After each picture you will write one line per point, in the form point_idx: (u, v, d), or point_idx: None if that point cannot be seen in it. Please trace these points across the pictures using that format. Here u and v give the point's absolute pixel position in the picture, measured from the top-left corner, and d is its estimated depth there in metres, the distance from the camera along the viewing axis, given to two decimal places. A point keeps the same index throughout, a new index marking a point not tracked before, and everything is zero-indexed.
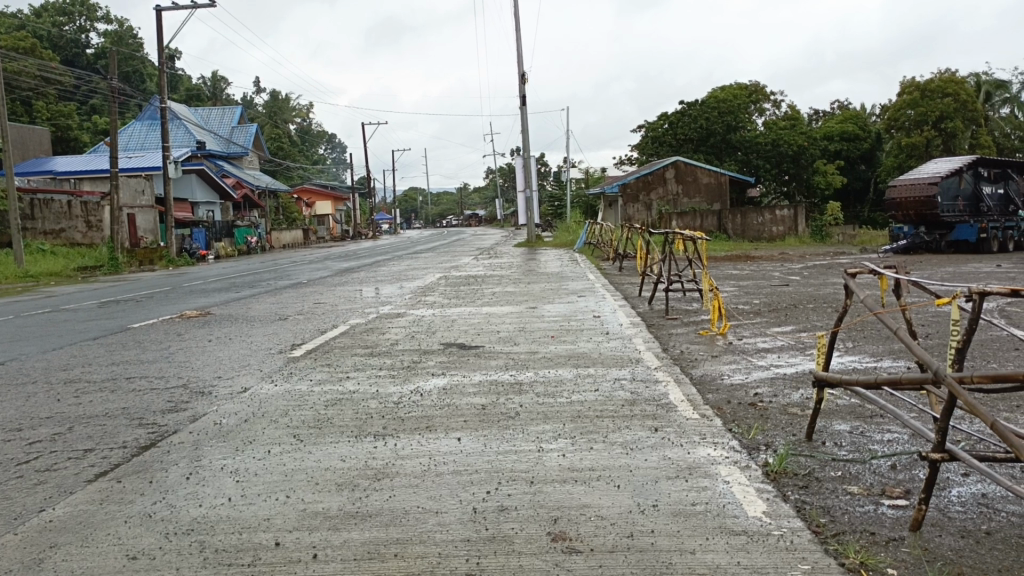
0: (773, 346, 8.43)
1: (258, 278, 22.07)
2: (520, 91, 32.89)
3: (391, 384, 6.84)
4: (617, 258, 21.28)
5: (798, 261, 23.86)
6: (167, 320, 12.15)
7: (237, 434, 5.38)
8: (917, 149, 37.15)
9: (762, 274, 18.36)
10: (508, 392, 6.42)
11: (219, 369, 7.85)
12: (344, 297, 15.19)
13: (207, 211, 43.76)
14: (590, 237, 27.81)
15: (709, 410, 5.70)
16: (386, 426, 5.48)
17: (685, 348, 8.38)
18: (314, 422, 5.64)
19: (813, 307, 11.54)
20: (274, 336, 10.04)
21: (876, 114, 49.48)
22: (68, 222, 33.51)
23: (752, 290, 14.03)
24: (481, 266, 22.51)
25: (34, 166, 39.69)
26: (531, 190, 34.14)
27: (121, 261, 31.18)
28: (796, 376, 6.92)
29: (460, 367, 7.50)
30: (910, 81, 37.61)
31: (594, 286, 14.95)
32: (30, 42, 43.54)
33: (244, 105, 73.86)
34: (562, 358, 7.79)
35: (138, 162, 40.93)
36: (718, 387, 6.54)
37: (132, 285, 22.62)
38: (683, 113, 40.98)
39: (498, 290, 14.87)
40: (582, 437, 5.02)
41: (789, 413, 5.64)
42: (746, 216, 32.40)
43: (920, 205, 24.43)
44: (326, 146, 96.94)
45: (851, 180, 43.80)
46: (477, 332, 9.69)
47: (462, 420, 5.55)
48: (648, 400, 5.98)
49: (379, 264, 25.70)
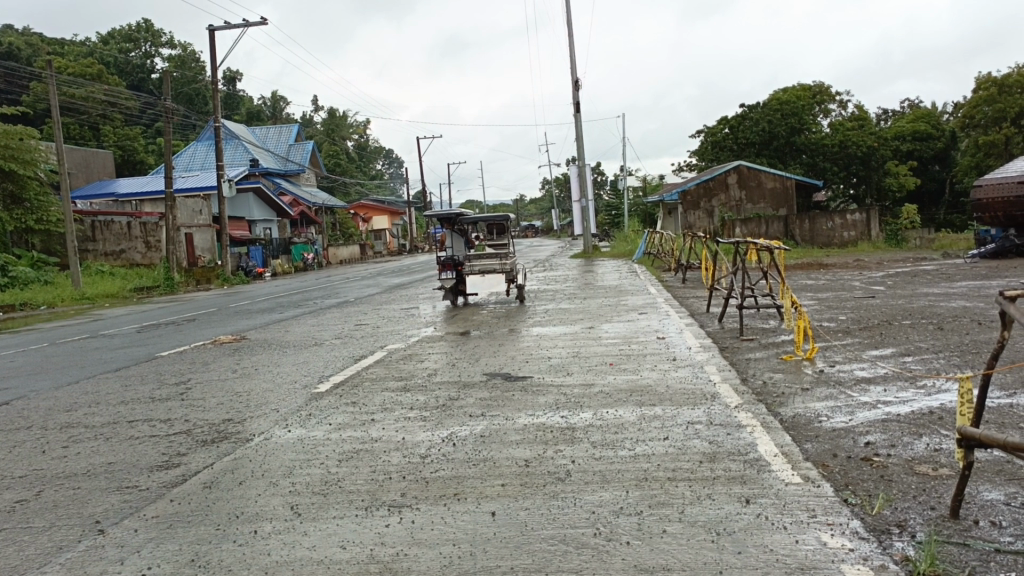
0: (875, 375, 7.12)
1: (308, 297, 21.39)
2: (573, 98, 31.87)
3: (420, 431, 5.77)
4: (678, 269, 20.10)
5: (876, 267, 22.27)
6: (197, 347, 11.34)
7: (223, 506, 4.36)
8: (994, 147, 34.84)
9: (840, 284, 16.99)
10: (558, 441, 5.29)
11: (232, 410, 6.86)
12: (390, 316, 14.33)
13: (265, 229, 44.20)
14: (649, 246, 26.57)
15: (813, 471, 4.47)
16: (405, 493, 4.38)
17: (768, 378, 7.14)
18: (323, 484, 4.62)
19: (909, 324, 10.16)
20: (304, 367, 9.10)
21: (950, 113, 46.97)
22: (127, 243, 33.55)
23: (834, 304, 12.69)
24: (537, 280, 21.51)
25: (97, 188, 40.00)
26: (588, 200, 32.89)
27: (176, 281, 30.97)
28: (914, 418, 5.61)
29: (504, 406, 6.38)
30: (986, 76, 35.29)
31: (656, 300, 13.82)
32: (96, 68, 44.37)
33: (302, 124, 74.59)
34: (623, 394, 6.60)
35: (195, 182, 41.08)
36: (817, 434, 5.29)
37: (183, 306, 22.16)
38: (743, 116, 39.51)
39: (553, 307, 13.85)
40: (650, 513, 3.88)
41: (919, 473, 4.44)
42: (814, 220, 30.84)
43: (1009, 205, 22.38)
44: (383, 162, 97.44)
45: (925, 182, 41.53)
46: (526, 359, 8.58)
47: (500, 486, 4.42)
48: (730, 455, 4.78)
49: (432, 279, 24.94)
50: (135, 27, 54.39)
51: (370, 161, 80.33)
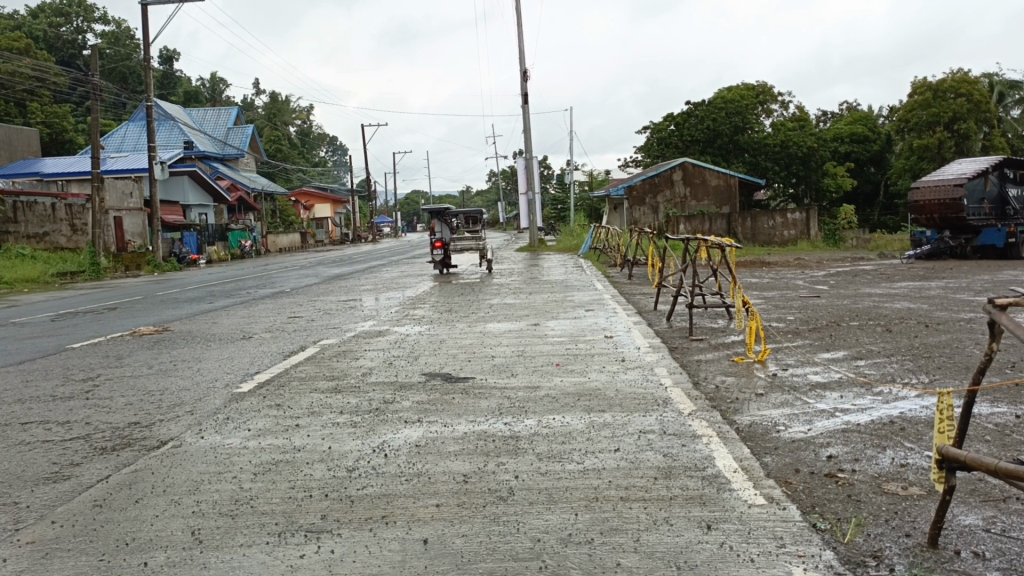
0: (830, 380, 6.84)
1: (241, 286, 20.53)
2: (520, 88, 31.40)
3: (349, 439, 5.24)
4: (624, 264, 19.90)
5: (817, 267, 22.42)
6: (114, 340, 10.58)
7: (113, 530, 3.82)
8: (928, 151, 35.52)
9: (784, 282, 16.97)
10: (500, 453, 4.83)
11: (139, 413, 6.24)
12: (326, 308, 13.73)
13: (200, 214, 42.80)
14: (594, 241, 26.34)
15: (777, 490, 4.11)
16: (326, 515, 3.88)
17: (720, 383, 6.79)
18: (233, 503, 4.08)
19: (857, 325, 10.00)
20: (228, 363, 8.47)
21: (886, 116, 47.93)
22: (51, 225, 32.01)
23: (781, 303, 12.53)
24: (481, 273, 21.07)
25: (21, 167, 38.23)
26: (533, 192, 32.43)
27: (103, 266, 29.68)
28: (876, 428, 5.30)
29: (442, 412, 5.89)
30: (922, 81, 35.92)
31: (603, 296, 13.51)
32: (24, 42, 42.31)
33: (242, 109, 72.65)
34: (571, 398, 6.17)
35: (127, 163, 39.60)
36: (777, 446, 4.94)
37: (108, 293, 21.10)
38: (688, 113, 39.51)
39: (497, 301, 13.41)
40: (602, 542, 3.47)
41: (889, 493, 4.11)
42: (756, 219, 30.86)
43: (945, 208, 22.51)
44: (326, 149, 95.83)
45: (860, 183, 42.29)
46: (467, 357, 8.12)
47: (434, 506, 3.96)
48: (686, 471, 4.39)
49: (373, 270, 24.27)
50: (67, 1, 52.06)
51: (312, 148, 78.64)
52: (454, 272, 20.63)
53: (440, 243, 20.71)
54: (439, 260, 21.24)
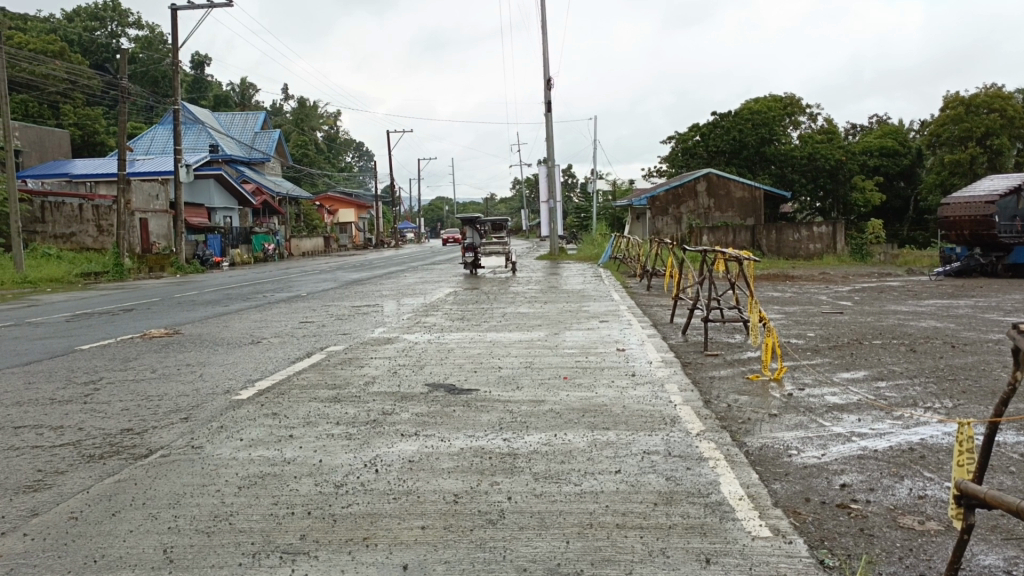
0: (847, 402, 6.56)
1: (259, 290, 20.48)
2: (545, 97, 31.25)
3: (342, 453, 5.05)
4: (644, 274, 19.63)
5: (843, 282, 22.01)
6: (123, 341, 10.50)
7: (83, 546, 3.65)
8: (960, 166, 34.86)
9: (807, 297, 16.63)
10: (495, 471, 4.62)
11: (134, 419, 6.10)
12: (339, 314, 13.60)
13: (224, 217, 43.05)
14: (616, 251, 26.07)
15: (784, 521, 3.87)
16: (305, 536, 3.69)
17: (732, 402, 6.53)
18: (212, 520, 3.91)
19: (880, 344, 9.68)
20: (231, 368, 8.32)
21: (917, 130, 47.27)
22: (78, 226, 32.22)
23: (802, 319, 12.21)
24: (499, 281, 20.88)
25: (51, 168, 38.65)
26: (555, 201, 32.14)
27: (126, 267, 29.79)
28: (894, 455, 5.02)
29: (440, 425, 5.70)
30: (954, 95, 35.35)
31: (619, 308, 13.28)
32: (59, 45, 42.88)
33: (270, 114, 73.19)
34: (575, 414, 5.95)
35: (154, 166, 39.95)
36: (787, 472, 4.69)
37: (128, 294, 21.14)
38: (715, 124, 39.20)
39: (511, 310, 13.20)
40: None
41: (905, 527, 3.85)
42: (781, 232, 30.40)
43: (975, 224, 21.98)
44: (352, 155, 96.34)
45: (890, 197, 41.66)
46: (473, 368, 7.92)
47: (419, 529, 3.76)
48: (688, 497, 4.16)
49: (392, 277, 24.14)
50: (102, 5, 52.72)
51: (338, 153, 78.99)
52: (485, 274, 23.00)
53: (472, 247, 23.02)
54: (469, 262, 22.81)
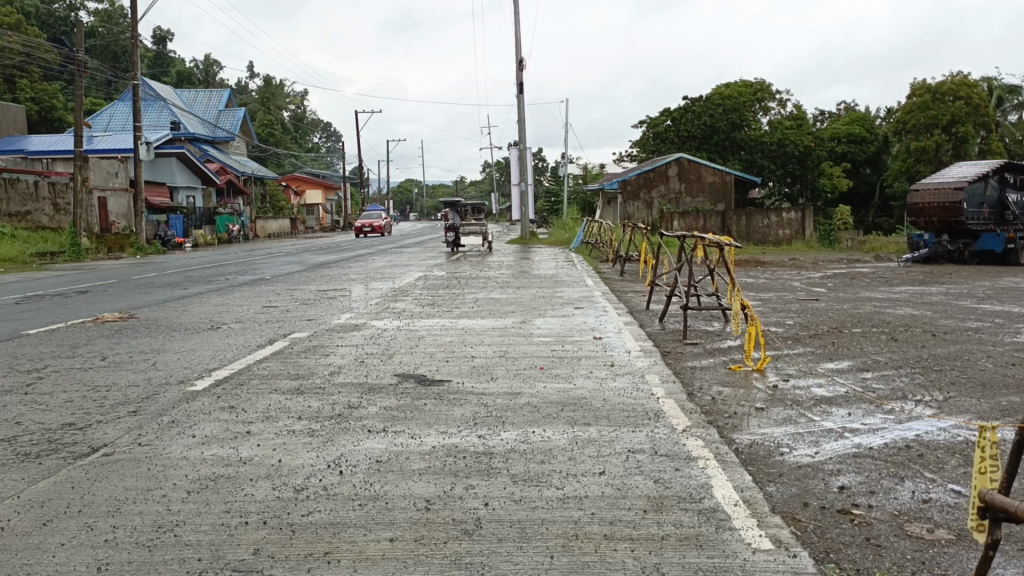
0: (835, 395, 6.29)
1: (221, 271, 19.86)
2: (517, 78, 30.77)
3: (304, 452, 4.65)
4: (616, 259, 19.34)
5: (813, 268, 21.92)
6: (74, 326, 9.97)
7: (7, 562, 3.24)
8: (925, 153, 35.01)
9: (780, 283, 16.45)
10: (470, 473, 4.26)
11: (80, 412, 5.65)
12: (304, 298, 13.12)
13: (187, 197, 42.06)
14: (587, 236, 25.75)
15: (785, 530, 3.56)
16: (260, 551, 3.31)
17: (717, 395, 6.23)
18: (154, 530, 3.52)
19: (861, 332, 9.46)
20: (188, 356, 7.87)
21: (883, 117, 47.47)
22: (34, 204, 31.22)
23: (780, 306, 11.99)
24: (468, 264, 20.50)
25: (6, 144, 37.42)
26: (527, 184, 31.65)
27: (84, 247, 28.88)
28: (891, 454, 4.75)
29: (411, 420, 5.32)
30: (921, 83, 35.40)
31: (593, 293, 12.98)
32: (15, 17, 41.43)
33: (235, 92, 71.69)
34: (553, 408, 5.61)
35: (114, 143, 38.83)
36: (781, 472, 4.40)
37: (85, 276, 20.39)
38: (686, 109, 39.04)
39: (482, 295, 12.82)
40: None
41: (914, 536, 3.56)
42: (751, 217, 30.28)
43: (945, 211, 21.94)
44: (319, 136, 94.84)
45: (856, 184, 41.80)
46: (445, 357, 7.55)
47: (387, 542, 3.39)
48: (679, 503, 3.84)
49: (359, 259, 23.60)
50: None
51: (305, 133, 77.70)
52: (464, 253, 23.28)
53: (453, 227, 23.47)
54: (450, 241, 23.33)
